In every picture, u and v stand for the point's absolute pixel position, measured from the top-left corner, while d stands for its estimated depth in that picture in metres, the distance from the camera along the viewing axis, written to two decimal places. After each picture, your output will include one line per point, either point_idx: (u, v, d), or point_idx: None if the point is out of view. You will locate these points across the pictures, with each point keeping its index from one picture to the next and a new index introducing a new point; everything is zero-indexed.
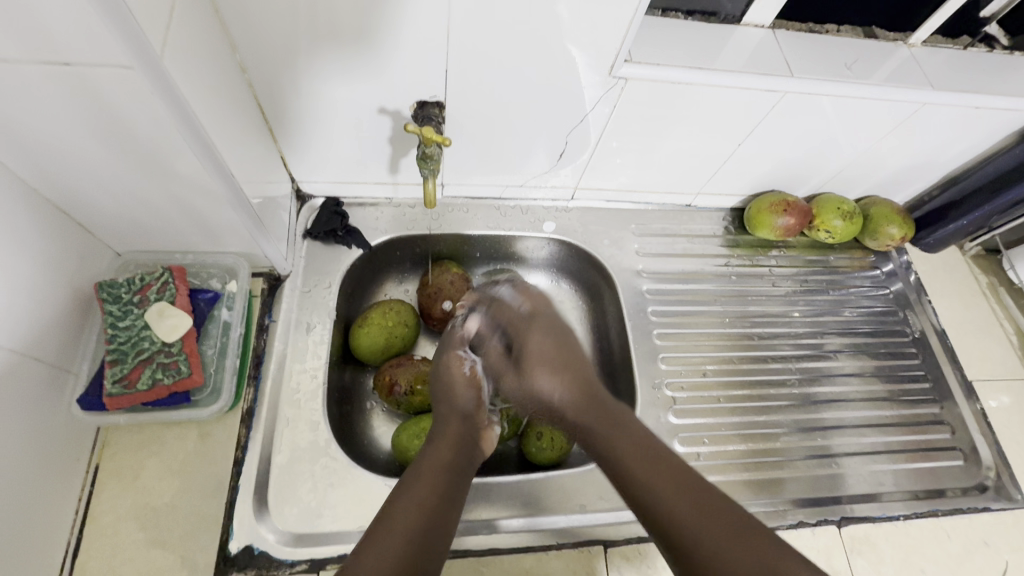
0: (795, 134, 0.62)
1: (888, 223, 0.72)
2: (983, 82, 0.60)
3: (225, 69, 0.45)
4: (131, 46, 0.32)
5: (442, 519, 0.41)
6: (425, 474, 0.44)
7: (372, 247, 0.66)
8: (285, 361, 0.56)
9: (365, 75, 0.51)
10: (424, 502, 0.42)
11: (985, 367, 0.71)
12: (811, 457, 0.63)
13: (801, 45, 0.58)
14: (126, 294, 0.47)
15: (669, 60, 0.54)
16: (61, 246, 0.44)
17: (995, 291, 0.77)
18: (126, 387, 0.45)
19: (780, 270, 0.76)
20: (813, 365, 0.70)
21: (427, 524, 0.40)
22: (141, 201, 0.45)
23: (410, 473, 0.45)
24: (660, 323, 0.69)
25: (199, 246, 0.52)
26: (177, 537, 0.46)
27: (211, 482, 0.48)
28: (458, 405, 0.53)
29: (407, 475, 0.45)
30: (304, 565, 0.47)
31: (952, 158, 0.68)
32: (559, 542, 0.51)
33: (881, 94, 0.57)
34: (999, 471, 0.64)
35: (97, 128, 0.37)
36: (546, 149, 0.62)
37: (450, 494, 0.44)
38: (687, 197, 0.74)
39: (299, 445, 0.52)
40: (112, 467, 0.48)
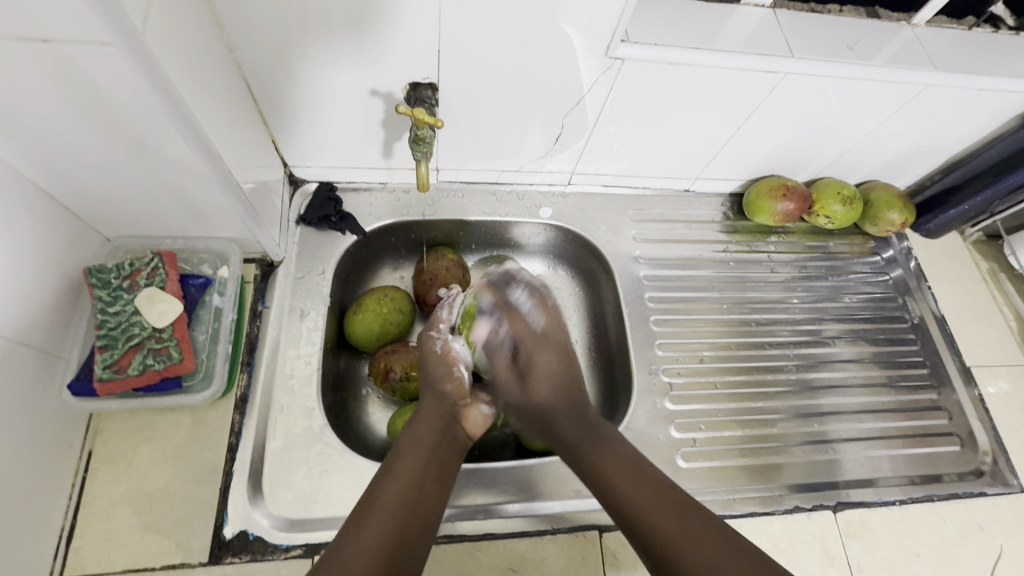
0: (795, 117, 0.61)
1: (888, 209, 0.72)
2: (989, 62, 0.59)
3: (211, 49, 0.44)
4: (110, 22, 0.31)
5: (422, 499, 0.43)
6: (407, 454, 0.45)
7: (366, 233, 0.65)
8: (279, 347, 0.56)
9: (356, 56, 0.50)
10: (406, 484, 0.43)
11: (984, 353, 0.71)
12: (807, 443, 0.62)
13: (803, 25, 0.57)
14: (115, 279, 0.46)
15: (666, 39, 0.52)
16: (49, 230, 0.43)
17: (995, 277, 0.76)
18: (116, 373, 0.45)
19: (779, 256, 0.75)
20: (811, 351, 0.69)
21: (405, 504, 0.42)
22: (129, 186, 0.44)
23: (391, 455, 0.46)
24: (657, 309, 0.69)
25: (189, 231, 0.51)
26: (171, 522, 0.46)
27: (205, 469, 0.48)
28: (434, 385, 0.51)
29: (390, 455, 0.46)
30: (299, 550, 0.47)
31: (955, 142, 0.67)
32: (554, 527, 0.51)
33: (883, 75, 0.56)
34: (995, 457, 0.64)
35: (80, 108, 0.36)
36: (543, 133, 0.61)
37: (432, 473, 0.45)
38: (686, 182, 0.73)
39: (294, 431, 0.52)
40: (105, 454, 0.48)
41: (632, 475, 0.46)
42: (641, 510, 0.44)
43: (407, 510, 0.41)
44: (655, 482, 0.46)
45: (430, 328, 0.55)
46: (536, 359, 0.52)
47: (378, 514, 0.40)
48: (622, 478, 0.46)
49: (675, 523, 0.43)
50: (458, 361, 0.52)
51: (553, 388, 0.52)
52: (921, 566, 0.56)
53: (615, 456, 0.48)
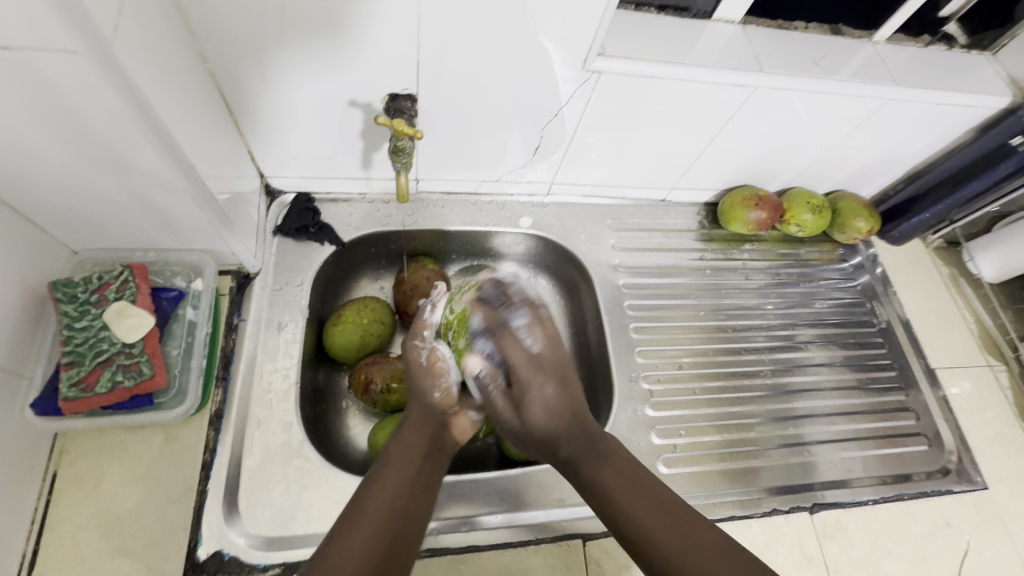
0: (765, 129, 0.64)
1: (855, 217, 0.75)
2: (943, 78, 0.62)
3: (184, 58, 0.43)
4: (78, 31, 0.30)
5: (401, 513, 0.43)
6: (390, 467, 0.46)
7: (346, 243, 0.64)
8: (256, 361, 0.55)
9: (330, 67, 0.49)
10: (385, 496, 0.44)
11: (947, 355, 0.73)
12: (783, 447, 0.64)
13: (772, 41, 0.59)
14: (83, 293, 0.44)
15: (639, 52, 0.54)
16: (8, 243, 0.42)
17: (956, 282, 0.79)
18: (84, 391, 0.42)
19: (753, 263, 0.77)
20: (785, 355, 0.71)
21: (398, 510, 0.43)
22: (96, 196, 0.43)
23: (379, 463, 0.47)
24: (637, 317, 0.69)
25: (161, 242, 0.49)
26: (143, 544, 0.44)
27: (179, 488, 0.47)
28: (423, 395, 0.51)
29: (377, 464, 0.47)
30: (277, 569, 0.46)
31: (915, 153, 0.71)
32: (538, 537, 0.51)
33: (846, 90, 0.58)
34: (960, 455, 0.66)
35: (44, 116, 0.35)
36: (521, 144, 0.62)
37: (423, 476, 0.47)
38: (663, 192, 0.74)
39: (271, 447, 0.51)
40: (71, 476, 0.46)
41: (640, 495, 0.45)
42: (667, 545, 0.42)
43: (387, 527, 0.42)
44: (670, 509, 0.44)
45: (415, 337, 0.53)
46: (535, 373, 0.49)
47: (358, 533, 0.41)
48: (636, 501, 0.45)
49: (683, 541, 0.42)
50: (443, 373, 0.50)
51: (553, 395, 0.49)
52: (894, 564, 0.57)
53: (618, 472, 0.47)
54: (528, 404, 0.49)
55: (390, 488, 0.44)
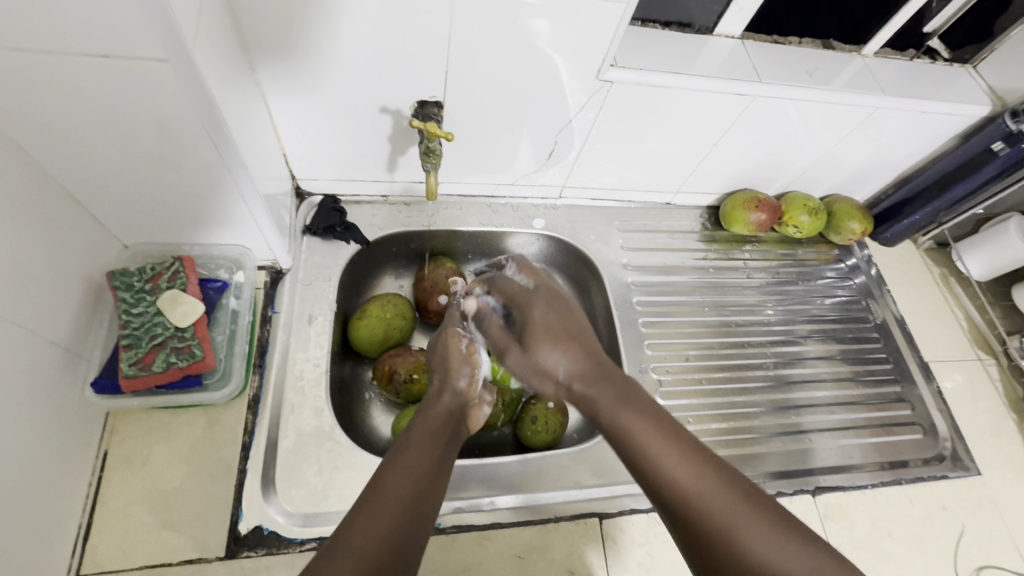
0: (764, 136, 0.68)
1: (848, 219, 0.79)
2: (927, 89, 0.67)
3: (238, 67, 0.47)
4: (168, 41, 0.34)
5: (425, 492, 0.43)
6: (414, 448, 0.46)
7: (370, 242, 0.68)
8: (288, 351, 0.58)
9: (365, 76, 0.54)
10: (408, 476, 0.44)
11: (939, 350, 0.77)
12: (784, 434, 0.67)
13: (769, 54, 0.64)
14: (138, 282, 0.47)
15: (648, 64, 0.58)
16: (73, 234, 0.45)
17: (946, 281, 0.83)
18: (141, 369, 0.45)
19: (753, 263, 0.81)
20: (785, 349, 0.75)
21: (416, 494, 0.42)
22: (155, 193, 0.46)
23: (399, 446, 0.47)
24: (644, 312, 0.73)
25: (207, 238, 0.53)
26: (189, 519, 0.47)
27: (221, 466, 0.50)
28: (453, 381, 0.55)
29: (395, 448, 0.47)
30: (313, 543, 0.49)
31: (904, 158, 0.75)
32: (556, 516, 0.54)
33: (839, 99, 0.63)
34: (954, 443, 0.69)
35: (121, 117, 0.39)
36: (537, 150, 0.66)
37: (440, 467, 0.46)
38: (667, 195, 0.79)
39: (305, 430, 0.54)
40: (120, 454, 0.49)
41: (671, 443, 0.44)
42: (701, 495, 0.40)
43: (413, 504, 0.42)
44: (701, 457, 0.43)
45: (454, 326, 0.60)
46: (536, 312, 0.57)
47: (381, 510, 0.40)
48: (668, 451, 0.43)
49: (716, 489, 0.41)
50: (478, 364, 0.57)
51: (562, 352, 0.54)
52: (894, 544, 0.60)
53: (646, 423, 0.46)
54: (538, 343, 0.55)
55: (409, 474, 0.44)
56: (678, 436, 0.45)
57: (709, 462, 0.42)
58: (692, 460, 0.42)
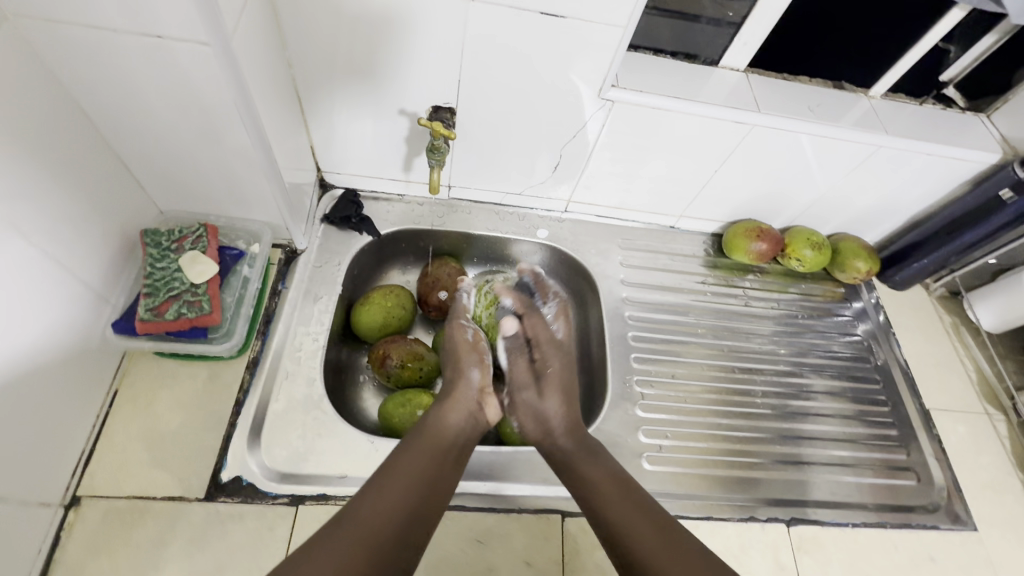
0: (766, 165, 0.70)
1: (855, 258, 0.79)
2: (935, 133, 0.68)
3: (276, 61, 0.53)
4: (210, 28, 0.40)
5: (434, 483, 0.47)
6: (427, 439, 0.50)
7: (381, 235, 0.73)
8: (291, 323, 0.62)
9: (388, 80, 0.59)
10: (421, 464, 0.47)
11: (943, 398, 0.75)
12: (783, 462, 0.67)
13: (772, 88, 0.66)
14: (166, 241, 0.53)
15: (650, 87, 0.62)
16: (117, 193, 0.52)
17: (957, 330, 0.81)
18: (155, 315, 0.50)
19: (754, 292, 0.82)
20: (779, 380, 0.74)
21: (423, 486, 0.46)
22: (190, 165, 0.53)
23: (414, 433, 0.50)
24: (636, 327, 0.75)
25: (231, 211, 0.59)
26: (178, 460, 0.51)
27: (214, 416, 0.54)
28: (464, 371, 0.57)
29: (410, 435, 0.50)
30: (285, 499, 0.51)
31: (914, 201, 0.75)
32: (520, 508, 0.55)
33: (839, 135, 0.65)
34: (950, 494, 0.67)
35: (168, 92, 0.45)
36: (543, 162, 0.70)
37: (449, 458, 0.50)
38: (671, 219, 0.81)
39: (295, 396, 0.58)
40: (128, 394, 0.54)
41: (637, 504, 0.48)
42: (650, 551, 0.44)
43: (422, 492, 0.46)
44: (657, 517, 0.47)
45: (458, 318, 0.62)
46: (551, 365, 0.58)
47: (389, 494, 0.44)
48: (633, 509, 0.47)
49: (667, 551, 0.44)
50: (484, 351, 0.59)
51: (560, 406, 0.56)
52: None
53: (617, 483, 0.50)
54: (548, 391, 0.57)
55: (421, 458, 0.48)
56: (645, 501, 0.49)
57: (665, 522, 0.47)
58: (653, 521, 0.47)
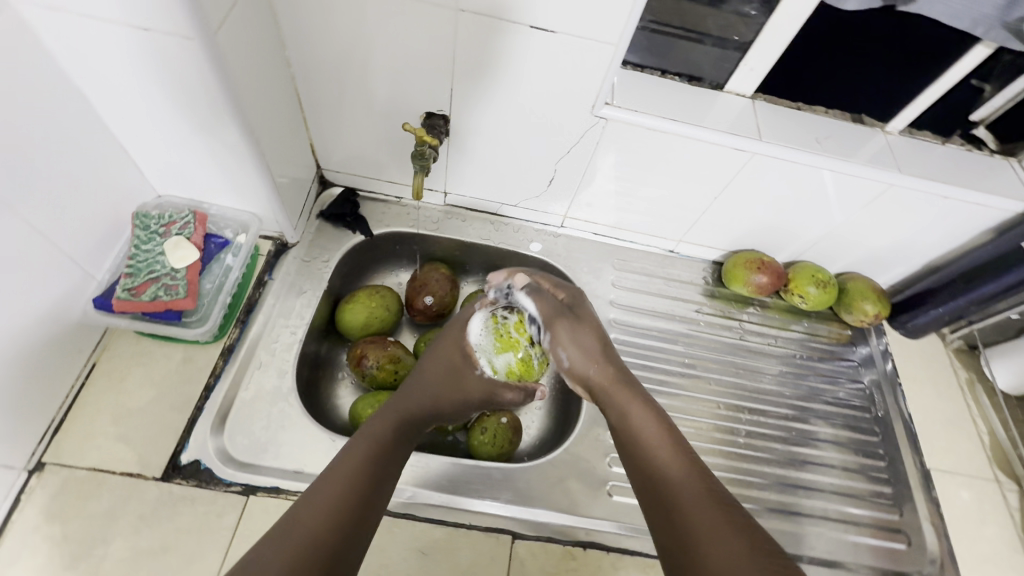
0: (769, 196, 0.67)
1: (862, 299, 0.74)
2: (956, 175, 0.64)
3: (273, 59, 0.55)
4: (195, 23, 0.41)
5: (375, 474, 0.46)
6: (373, 435, 0.49)
7: (374, 235, 0.74)
8: (272, 314, 0.63)
9: (384, 84, 0.60)
10: (366, 457, 0.46)
11: (948, 459, 0.69)
12: (766, 509, 0.64)
13: (779, 117, 0.64)
14: (155, 225, 0.56)
15: (648, 108, 0.60)
16: (112, 174, 0.54)
17: (971, 387, 0.76)
18: (133, 295, 0.52)
19: (752, 326, 0.78)
20: (768, 421, 0.71)
21: (367, 477, 0.45)
22: (184, 152, 0.55)
23: (362, 431, 0.50)
24: (621, 351, 0.73)
25: (223, 200, 0.61)
26: (141, 437, 0.53)
27: (182, 398, 0.55)
28: (422, 378, 0.57)
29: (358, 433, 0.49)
30: (238, 487, 0.52)
31: (931, 245, 0.71)
32: (470, 523, 0.55)
33: (848, 169, 0.62)
34: (942, 564, 0.62)
35: (159, 82, 0.47)
36: (538, 175, 0.70)
37: (393, 455, 0.49)
38: (670, 243, 0.79)
39: (264, 387, 0.59)
40: (104, 368, 0.56)
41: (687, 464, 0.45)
42: (694, 520, 0.41)
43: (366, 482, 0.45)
44: (704, 483, 0.44)
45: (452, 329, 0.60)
46: (582, 306, 0.58)
47: (333, 486, 0.43)
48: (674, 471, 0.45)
49: (710, 518, 0.41)
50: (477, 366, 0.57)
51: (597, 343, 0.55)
52: None
53: (665, 439, 0.48)
54: (580, 327, 0.55)
55: (365, 454, 0.47)
56: (693, 460, 0.46)
57: (714, 488, 0.43)
58: (699, 488, 0.43)
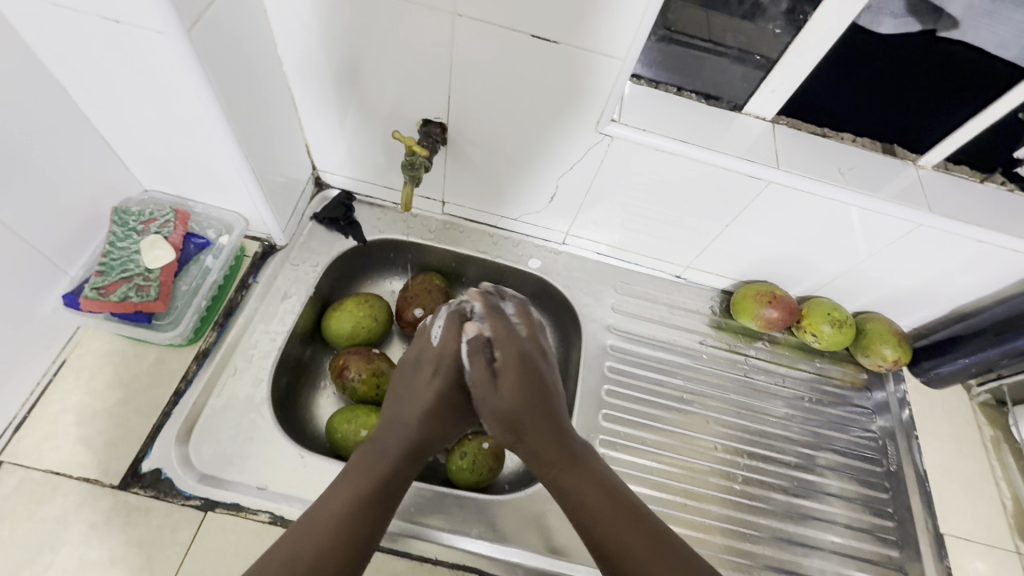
0: (785, 226, 0.63)
1: (882, 342, 0.69)
2: (994, 217, 0.58)
3: (263, 57, 0.53)
4: (166, 18, 0.39)
5: (367, 511, 0.45)
6: (362, 471, 0.48)
7: (367, 241, 0.71)
8: (252, 318, 0.61)
9: (380, 87, 0.58)
10: (355, 497, 0.45)
11: (965, 525, 0.64)
12: (758, 565, 0.59)
13: (801, 143, 0.59)
14: (133, 221, 0.54)
15: (657, 127, 0.57)
16: (93, 167, 0.53)
17: (996, 447, 0.70)
18: (101, 295, 0.50)
19: (759, 362, 0.73)
20: (769, 467, 0.66)
21: (355, 516, 0.44)
22: (166, 148, 0.53)
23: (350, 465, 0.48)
24: (616, 380, 0.69)
25: (208, 199, 0.59)
26: (102, 441, 0.51)
27: (149, 402, 0.54)
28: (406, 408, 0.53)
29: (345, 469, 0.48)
30: (197, 501, 0.50)
31: (960, 290, 0.65)
32: (437, 558, 0.52)
33: (873, 205, 0.57)
34: None
35: (136, 76, 0.45)
36: (540, 190, 0.66)
37: (386, 490, 0.47)
38: (677, 268, 0.74)
39: (236, 395, 0.56)
40: (74, 366, 0.54)
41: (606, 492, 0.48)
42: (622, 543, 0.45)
43: (354, 525, 0.44)
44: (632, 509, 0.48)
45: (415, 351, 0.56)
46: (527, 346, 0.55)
47: (321, 529, 0.43)
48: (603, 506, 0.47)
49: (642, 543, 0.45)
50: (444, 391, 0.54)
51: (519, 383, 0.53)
52: None
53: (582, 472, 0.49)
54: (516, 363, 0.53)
55: (352, 493, 0.46)
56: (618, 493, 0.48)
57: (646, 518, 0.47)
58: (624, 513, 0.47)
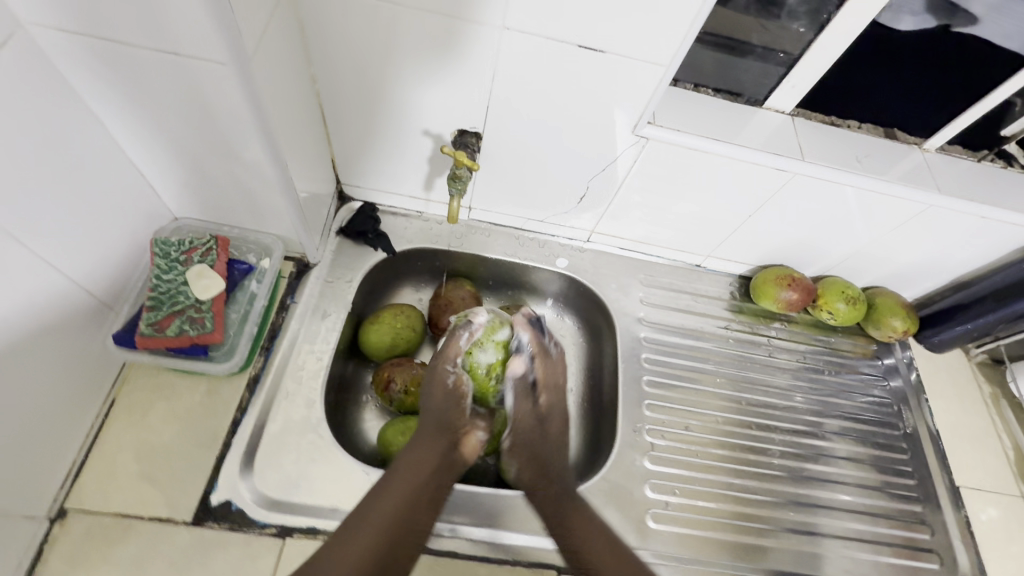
0: (805, 213, 0.66)
1: (892, 315, 0.74)
2: (994, 194, 0.63)
3: (300, 77, 0.52)
4: (229, 47, 0.38)
5: (408, 518, 0.45)
6: (400, 476, 0.48)
7: (396, 252, 0.71)
8: (296, 340, 0.61)
9: (414, 101, 0.58)
10: (399, 500, 0.46)
11: (977, 477, 0.70)
12: (802, 532, 0.64)
13: (818, 134, 0.62)
14: (175, 252, 0.52)
15: (688, 126, 0.59)
16: (130, 199, 0.51)
17: (996, 403, 0.76)
18: (157, 331, 0.50)
19: (779, 342, 0.77)
20: (800, 440, 0.70)
21: (399, 520, 0.44)
22: (205, 175, 0.51)
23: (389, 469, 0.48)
24: (652, 371, 0.71)
25: (245, 222, 0.58)
26: (167, 478, 0.50)
27: (208, 433, 0.53)
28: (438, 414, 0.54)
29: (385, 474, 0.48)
30: (273, 529, 0.50)
31: (962, 262, 0.70)
32: (514, 559, 0.54)
33: (890, 190, 0.60)
34: None
35: (183, 106, 0.44)
36: (569, 192, 0.68)
37: (425, 496, 0.47)
38: (698, 257, 0.77)
39: (293, 418, 0.56)
40: (125, 404, 0.53)
41: None
42: None
43: (396, 528, 0.44)
44: None
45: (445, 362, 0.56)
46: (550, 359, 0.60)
47: (368, 530, 0.43)
48: None
49: None
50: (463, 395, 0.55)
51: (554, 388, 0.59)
52: None
53: None
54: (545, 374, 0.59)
55: (394, 497, 0.46)
56: None
57: None
58: None
